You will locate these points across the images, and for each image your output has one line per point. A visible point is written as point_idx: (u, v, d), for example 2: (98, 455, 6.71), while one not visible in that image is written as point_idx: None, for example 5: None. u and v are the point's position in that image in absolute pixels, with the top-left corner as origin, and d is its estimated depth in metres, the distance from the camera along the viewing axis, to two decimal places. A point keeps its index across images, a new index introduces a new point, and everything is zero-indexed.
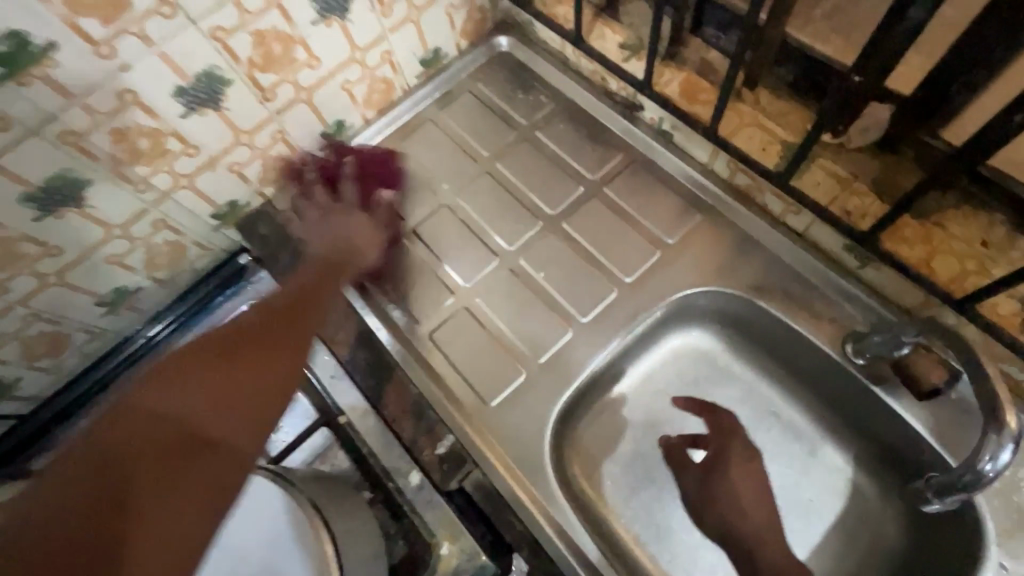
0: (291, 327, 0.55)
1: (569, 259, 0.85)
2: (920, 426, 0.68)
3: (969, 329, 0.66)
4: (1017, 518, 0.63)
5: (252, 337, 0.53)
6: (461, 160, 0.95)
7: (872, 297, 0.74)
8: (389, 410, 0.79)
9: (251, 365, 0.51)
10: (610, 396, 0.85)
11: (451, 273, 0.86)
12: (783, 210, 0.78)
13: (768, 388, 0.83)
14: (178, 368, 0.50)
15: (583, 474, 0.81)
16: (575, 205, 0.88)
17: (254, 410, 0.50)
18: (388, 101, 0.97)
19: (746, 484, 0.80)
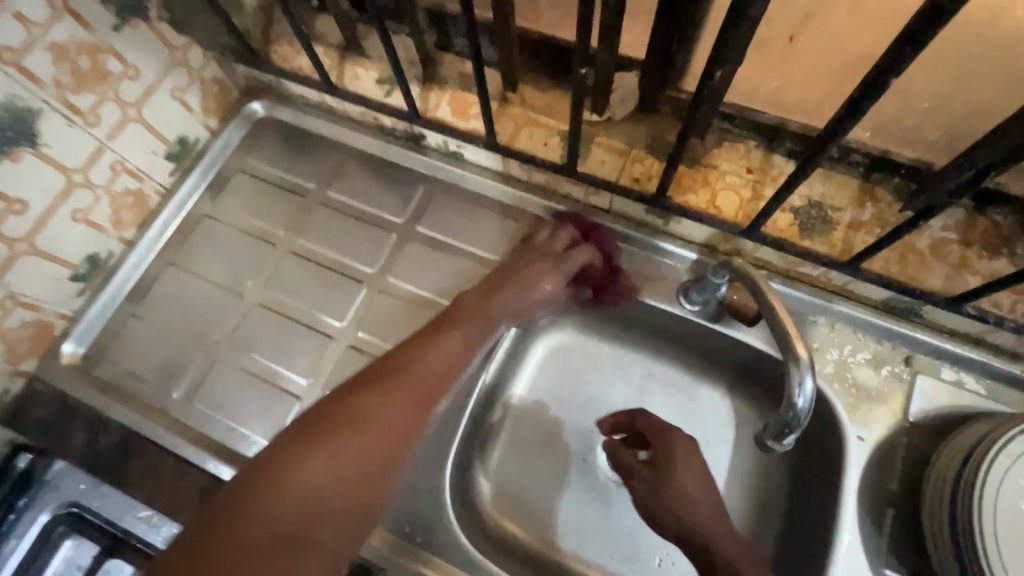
0: (408, 384, 0.61)
1: (407, 312, 0.81)
2: (761, 343, 0.75)
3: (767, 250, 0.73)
4: (856, 393, 0.71)
5: (351, 412, 0.57)
6: (258, 249, 0.85)
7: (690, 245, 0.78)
8: None
9: (365, 446, 0.56)
10: (498, 427, 0.82)
11: (287, 375, 0.78)
12: (586, 194, 0.79)
13: (637, 355, 0.85)
14: (314, 445, 0.54)
15: (502, 515, 0.78)
16: (393, 255, 0.83)
17: (371, 484, 0.56)
18: (146, 213, 0.84)
19: (700, 486, 0.65)
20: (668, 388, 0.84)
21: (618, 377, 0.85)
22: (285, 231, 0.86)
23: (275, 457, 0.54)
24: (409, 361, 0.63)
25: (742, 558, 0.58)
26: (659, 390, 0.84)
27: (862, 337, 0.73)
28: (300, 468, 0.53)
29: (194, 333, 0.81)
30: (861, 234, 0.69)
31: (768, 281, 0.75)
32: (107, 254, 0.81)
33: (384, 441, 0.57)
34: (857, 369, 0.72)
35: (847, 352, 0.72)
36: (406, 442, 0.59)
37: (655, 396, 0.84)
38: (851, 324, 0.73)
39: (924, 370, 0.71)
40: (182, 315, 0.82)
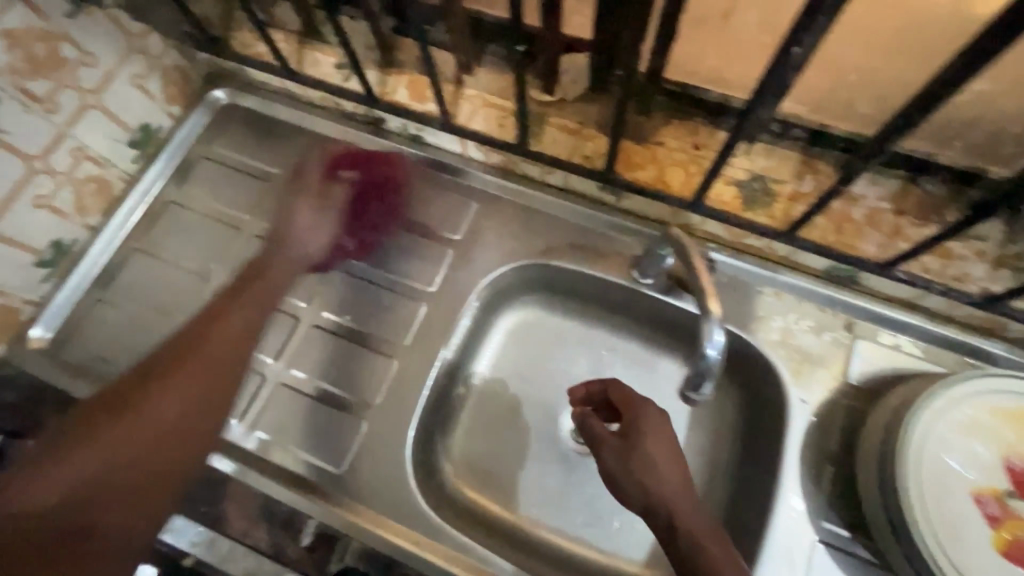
0: (195, 373, 0.64)
1: (433, 261, 0.74)
2: (811, 408, 0.64)
3: (811, 289, 0.68)
4: (960, 515, 0.53)
5: (158, 380, 0.63)
6: (295, 152, 0.81)
7: (756, 263, 0.69)
8: (229, 510, 0.62)
9: (156, 421, 0.61)
10: (501, 402, 0.78)
11: (290, 298, 0.73)
12: (657, 181, 0.68)
13: (666, 368, 0.79)
14: (91, 430, 0.60)
15: (489, 499, 0.74)
16: (443, 195, 0.77)
17: (164, 447, 0.61)
18: (191, 93, 0.82)
19: (670, 457, 0.57)
20: (696, 421, 0.74)
21: (639, 390, 0.79)
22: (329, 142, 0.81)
23: (80, 423, 0.60)
24: (279, 276, 0.71)
25: (704, 533, 0.52)
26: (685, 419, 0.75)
27: (976, 445, 0.55)
28: (74, 451, 0.58)
29: (221, 229, 0.78)
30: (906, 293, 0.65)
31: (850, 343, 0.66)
32: (159, 126, 0.79)
33: (192, 409, 0.62)
34: (955, 471, 0.54)
35: (954, 462, 0.54)
36: (199, 412, 0.63)
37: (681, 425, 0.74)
38: (964, 424, 0.55)
39: None
40: (215, 207, 0.79)
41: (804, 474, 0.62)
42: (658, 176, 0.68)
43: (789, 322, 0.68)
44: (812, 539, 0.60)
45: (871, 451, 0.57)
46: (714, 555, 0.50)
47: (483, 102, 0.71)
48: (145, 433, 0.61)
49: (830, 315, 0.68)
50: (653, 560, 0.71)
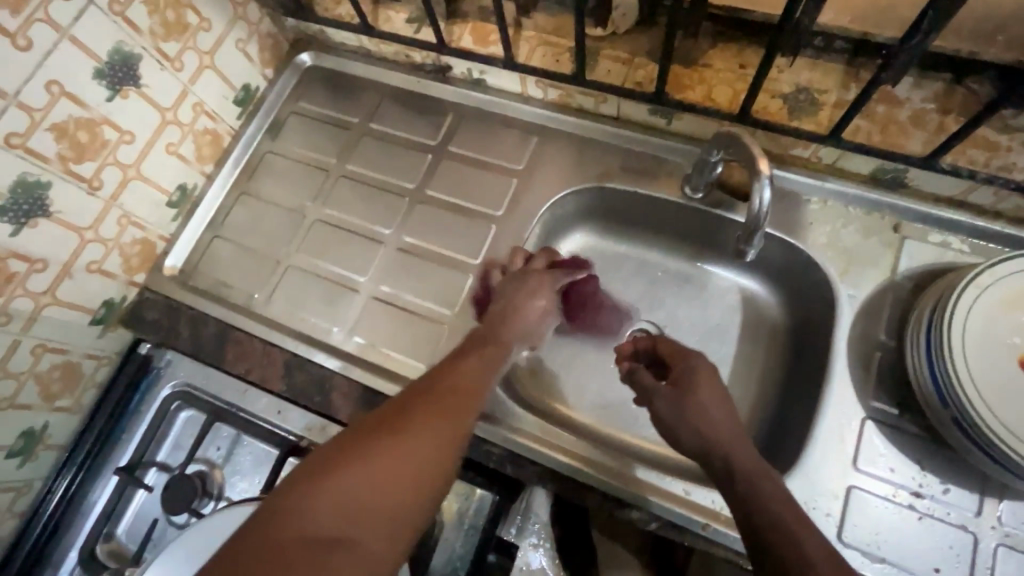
0: (470, 405, 0.53)
1: (499, 189, 0.83)
2: (857, 301, 0.69)
3: (857, 195, 0.72)
4: (1005, 378, 0.57)
5: (404, 417, 0.49)
6: (372, 103, 0.91)
7: (802, 174, 0.74)
8: (336, 405, 0.73)
9: (406, 460, 0.45)
10: (566, 320, 0.87)
11: (375, 226, 0.84)
12: (704, 96, 0.72)
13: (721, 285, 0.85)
14: (333, 467, 0.43)
15: (557, 401, 0.82)
16: (507, 131, 0.85)
17: (421, 489, 0.45)
18: (281, 58, 0.93)
19: (719, 403, 0.60)
20: (749, 329, 0.83)
21: (697, 308, 0.85)
22: (401, 93, 0.91)
23: (339, 452, 0.45)
24: (473, 360, 0.60)
25: (758, 469, 0.54)
26: (738, 330, 0.83)
27: (1020, 315, 0.59)
28: (339, 482, 0.42)
29: (312, 171, 0.89)
30: (954, 189, 0.67)
31: (896, 243, 0.70)
32: (257, 86, 0.91)
33: (444, 446, 0.48)
34: (1001, 342, 0.58)
35: (999, 331, 0.58)
36: (442, 450, 0.48)
37: (735, 338, 0.83)
38: (1006, 294, 0.59)
39: None
40: (307, 153, 0.90)
41: (852, 359, 0.67)
42: (705, 95, 0.72)
43: (834, 226, 0.72)
44: (863, 417, 0.64)
45: (917, 329, 0.61)
46: (765, 490, 0.52)
47: (540, 41, 0.79)
48: (357, 475, 0.43)
49: (875, 219, 0.72)
50: None
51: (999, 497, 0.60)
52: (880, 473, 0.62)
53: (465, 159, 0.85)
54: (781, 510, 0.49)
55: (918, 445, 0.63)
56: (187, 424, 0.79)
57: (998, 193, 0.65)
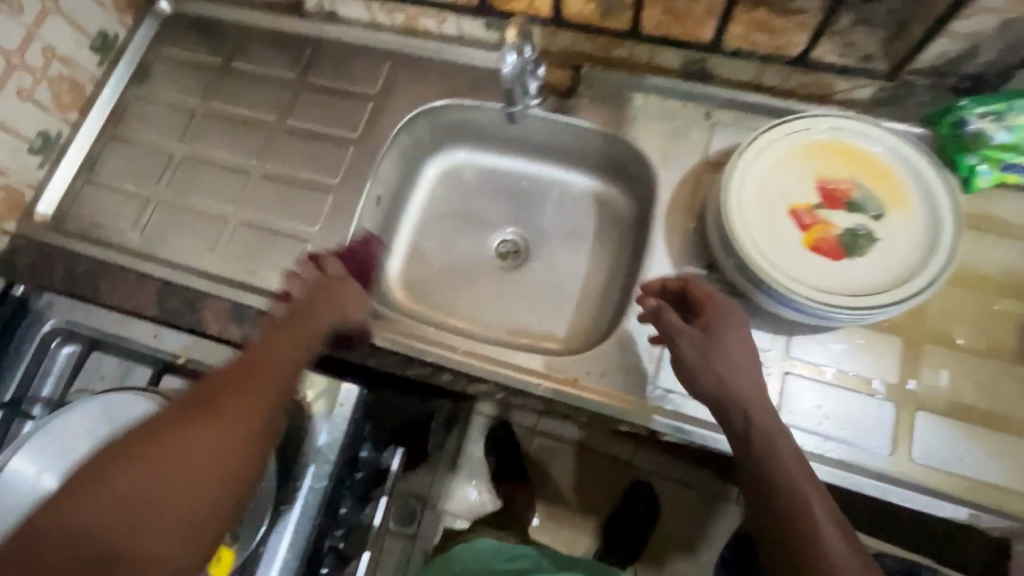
0: (258, 387, 0.53)
1: (356, 112, 0.87)
2: (673, 181, 0.76)
3: (674, 89, 0.79)
4: (776, 225, 0.64)
5: (195, 412, 0.49)
6: (235, 43, 0.94)
7: (624, 72, 0.80)
8: (206, 323, 0.77)
9: (187, 473, 0.46)
10: (437, 235, 0.93)
11: (240, 156, 0.87)
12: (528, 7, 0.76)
13: (578, 190, 0.92)
14: (106, 475, 0.44)
15: (431, 309, 0.88)
16: (363, 59, 0.89)
17: (220, 482, 0.47)
18: (140, 4, 0.94)
19: (747, 361, 0.59)
20: (603, 226, 0.90)
21: (558, 215, 0.92)
22: (262, 30, 0.93)
23: (97, 468, 0.45)
24: (284, 348, 0.58)
25: (777, 429, 0.55)
26: (594, 228, 0.90)
27: (791, 171, 0.67)
28: (92, 499, 0.43)
29: (180, 113, 0.91)
30: (750, 71, 0.75)
31: (707, 127, 0.78)
32: (116, 33, 0.92)
33: (241, 436, 0.50)
34: (775, 196, 0.66)
35: (771, 186, 0.66)
36: (233, 445, 0.49)
37: (592, 236, 0.90)
38: (778, 155, 0.67)
39: (862, 204, 0.65)
40: (174, 96, 0.92)
41: (669, 233, 0.74)
42: (527, 5, 0.76)
43: (656, 119, 0.79)
44: (676, 280, 0.72)
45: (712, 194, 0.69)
46: (786, 456, 0.53)
47: None
48: (130, 490, 0.44)
49: (690, 109, 0.79)
50: (570, 336, 0.86)
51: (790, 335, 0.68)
52: None
53: (325, 88, 0.89)
54: (803, 483, 0.52)
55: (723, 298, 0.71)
56: (71, 358, 0.78)
57: (783, 70, 0.73)
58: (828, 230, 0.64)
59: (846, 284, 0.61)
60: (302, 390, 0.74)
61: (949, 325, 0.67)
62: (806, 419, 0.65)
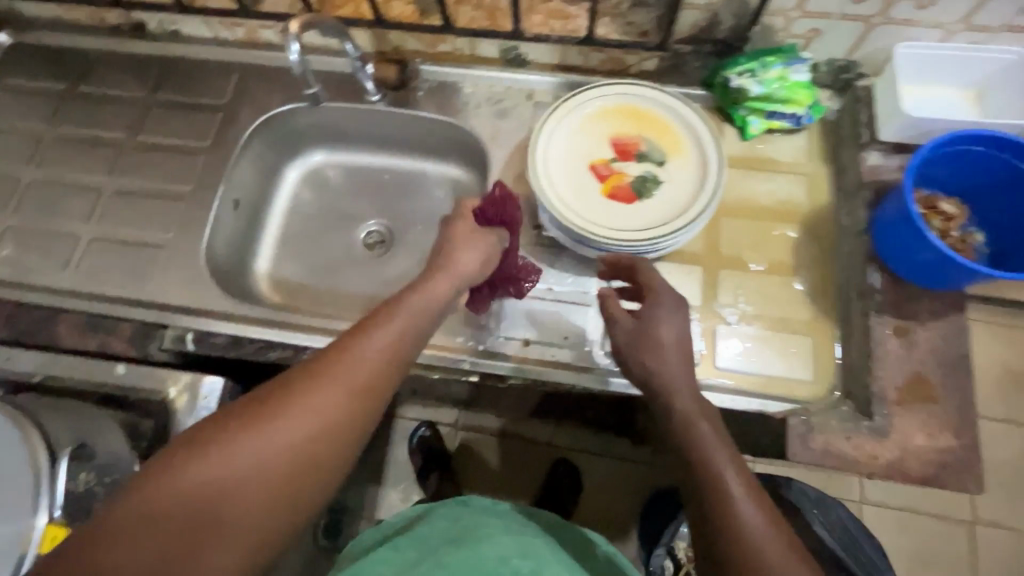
0: (383, 354, 0.54)
1: (207, 123, 0.90)
2: (502, 156, 0.85)
3: (497, 76, 0.88)
4: (578, 181, 0.74)
5: (340, 366, 0.51)
6: (77, 68, 0.95)
7: (450, 65, 0.89)
8: (61, 338, 0.77)
9: (282, 445, 0.47)
10: (302, 232, 0.97)
11: (92, 175, 0.89)
12: (355, 12, 0.84)
13: (432, 177, 0.98)
14: (252, 425, 0.47)
15: (301, 301, 0.92)
16: (211, 73, 0.93)
17: (313, 464, 0.48)
18: None
19: (676, 343, 0.58)
20: (459, 205, 0.96)
21: (417, 203, 0.98)
22: (106, 54, 0.95)
23: (196, 438, 0.47)
24: (420, 312, 0.58)
25: (697, 414, 0.53)
26: (451, 207, 0.96)
27: (588, 134, 0.77)
28: (210, 473, 0.45)
29: (25, 139, 0.91)
30: (554, 54, 0.85)
31: (527, 107, 0.87)
32: None
33: (325, 421, 0.49)
34: (576, 156, 0.76)
35: (571, 149, 0.76)
36: (320, 439, 0.49)
37: (449, 217, 0.96)
38: (575, 123, 0.77)
39: (649, 156, 0.75)
40: (17, 124, 0.92)
41: None
42: (353, 10, 0.84)
43: (484, 103, 0.88)
44: None
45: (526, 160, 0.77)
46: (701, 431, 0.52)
47: None
48: (258, 449, 0.46)
49: (514, 92, 0.88)
50: None
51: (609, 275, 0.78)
52: None
53: (175, 103, 0.92)
54: (720, 459, 0.50)
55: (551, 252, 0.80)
56: None
57: (581, 50, 0.84)
58: (620, 179, 0.74)
59: (637, 222, 0.72)
60: (165, 388, 0.73)
61: (739, 251, 0.77)
62: None
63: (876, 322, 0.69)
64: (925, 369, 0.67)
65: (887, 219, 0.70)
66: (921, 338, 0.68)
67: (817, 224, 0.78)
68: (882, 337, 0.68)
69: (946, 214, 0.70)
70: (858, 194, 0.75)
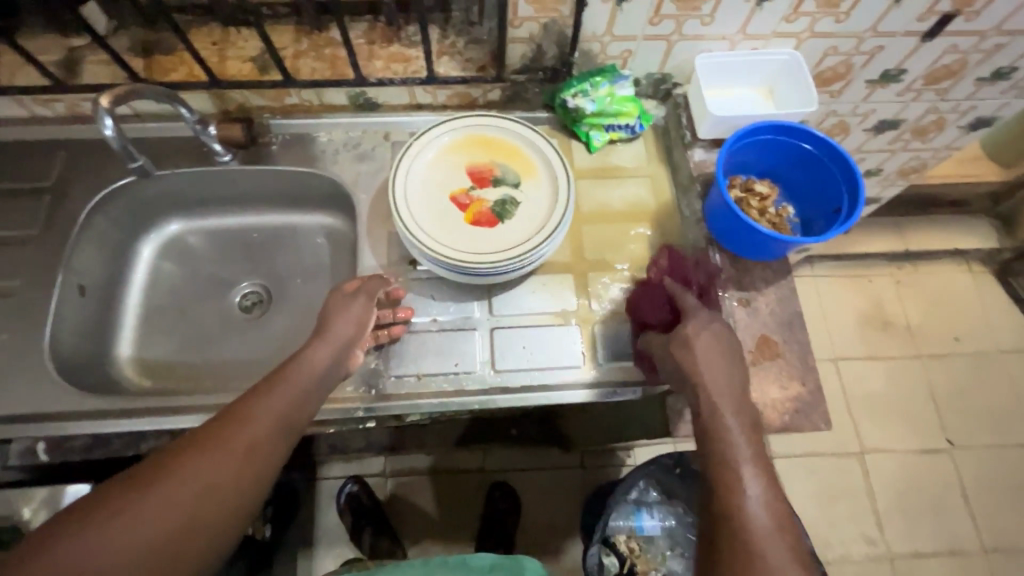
0: (271, 417, 0.58)
1: (35, 209, 0.83)
2: (367, 199, 0.86)
3: (351, 121, 0.89)
4: (440, 214, 0.77)
5: (225, 432, 0.55)
6: None
7: (302, 116, 0.89)
8: None
9: (164, 514, 0.49)
10: (164, 307, 0.90)
11: None
12: (190, 76, 0.83)
13: (301, 227, 0.96)
14: (130, 500, 0.49)
15: (174, 381, 0.85)
16: (33, 154, 0.86)
17: (197, 532, 0.50)
18: None
19: (708, 348, 0.62)
20: (335, 251, 0.94)
21: (289, 257, 0.95)
22: None
23: (71, 518, 0.47)
24: (309, 374, 0.62)
25: (728, 407, 0.58)
26: (327, 255, 0.94)
27: (444, 168, 0.80)
28: (83, 545, 0.46)
29: None
30: (403, 95, 0.88)
31: (386, 147, 0.89)
32: None
33: (212, 488, 0.52)
34: (435, 191, 0.79)
35: (430, 184, 0.79)
36: (204, 505, 0.51)
37: (327, 265, 0.94)
38: (429, 160, 0.80)
39: (506, 181, 0.80)
40: None
41: (373, 243, 0.83)
42: (188, 73, 0.83)
43: (342, 150, 0.89)
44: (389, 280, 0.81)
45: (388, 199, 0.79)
46: (728, 425, 0.57)
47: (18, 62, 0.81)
48: (139, 523, 0.48)
49: (371, 134, 0.90)
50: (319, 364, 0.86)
51: (489, 297, 0.81)
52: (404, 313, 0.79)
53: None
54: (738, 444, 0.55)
55: (430, 284, 0.81)
56: None
57: (427, 89, 0.87)
58: (481, 207, 0.78)
59: (500, 245, 0.76)
60: (18, 508, 0.64)
61: (602, 254, 0.83)
62: (514, 360, 0.77)
63: (724, 297, 0.78)
64: (768, 331, 0.77)
65: (716, 211, 0.79)
66: (761, 304, 0.78)
67: (664, 220, 0.86)
68: (731, 310, 0.77)
69: (760, 194, 0.81)
70: (691, 188, 0.85)
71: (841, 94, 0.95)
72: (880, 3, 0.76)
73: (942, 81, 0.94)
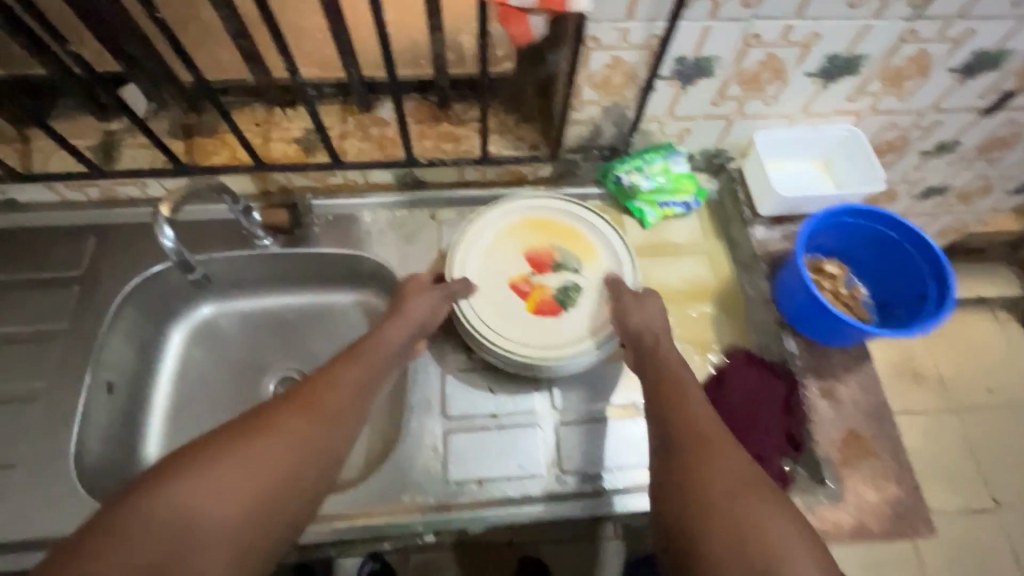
0: (354, 385, 0.59)
1: (65, 302, 0.78)
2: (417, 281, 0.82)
3: (397, 200, 0.86)
4: (500, 303, 0.73)
5: (313, 394, 0.56)
6: None
7: (348, 195, 0.85)
8: None
9: (263, 461, 0.49)
10: (193, 395, 0.84)
11: None
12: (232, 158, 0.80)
13: (339, 304, 0.91)
14: (230, 448, 0.49)
15: None
16: (62, 240, 0.81)
17: (293, 483, 0.50)
18: None
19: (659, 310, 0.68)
20: None
21: (327, 338, 0.89)
22: None
23: (173, 463, 0.47)
24: (383, 350, 0.65)
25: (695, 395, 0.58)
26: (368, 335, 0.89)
27: (500, 253, 0.76)
28: (194, 481, 0.46)
29: None
30: (451, 173, 0.85)
31: (432, 225, 0.86)
32: None
33: (306, 442, 0.53)
34: (493, 279, 0.74)
35: (488, 271, 0.75)
36: (299, 460, 0.51)
37: None
38: (484, 245, 0.77)
39: (567, 266, 0.76)
40: None
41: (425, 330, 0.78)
42: (230, 156, 0.80)
43: (388, 230, 0.85)
44: (444, 373, 0.76)
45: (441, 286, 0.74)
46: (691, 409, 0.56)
47: (54, 149, 0.78)
48: (240, 468, 0.48)
49: (417, 213, 0.86)
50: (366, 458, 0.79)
51: (552, 389, 0.75)
52: (462, 410, 0.74)
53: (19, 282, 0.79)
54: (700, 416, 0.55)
55: (489, 377, 0.76)
56: None
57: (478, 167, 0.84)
58: (543, 294, 0.74)
59: (565, 336, 0.72)
60: None
61: None
62: (584, 460, 0.71)
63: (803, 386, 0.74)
64: (855, 424, 0.72)
65: (791, 295, 0.75)
66: (843, 393, 0.74)
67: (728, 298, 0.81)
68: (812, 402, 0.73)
69: (830, 276, 0.78)
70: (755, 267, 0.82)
71: (894, 163, 0.93)
72: (944, 83, 0.75)
73: (994, 150, 0.93)
